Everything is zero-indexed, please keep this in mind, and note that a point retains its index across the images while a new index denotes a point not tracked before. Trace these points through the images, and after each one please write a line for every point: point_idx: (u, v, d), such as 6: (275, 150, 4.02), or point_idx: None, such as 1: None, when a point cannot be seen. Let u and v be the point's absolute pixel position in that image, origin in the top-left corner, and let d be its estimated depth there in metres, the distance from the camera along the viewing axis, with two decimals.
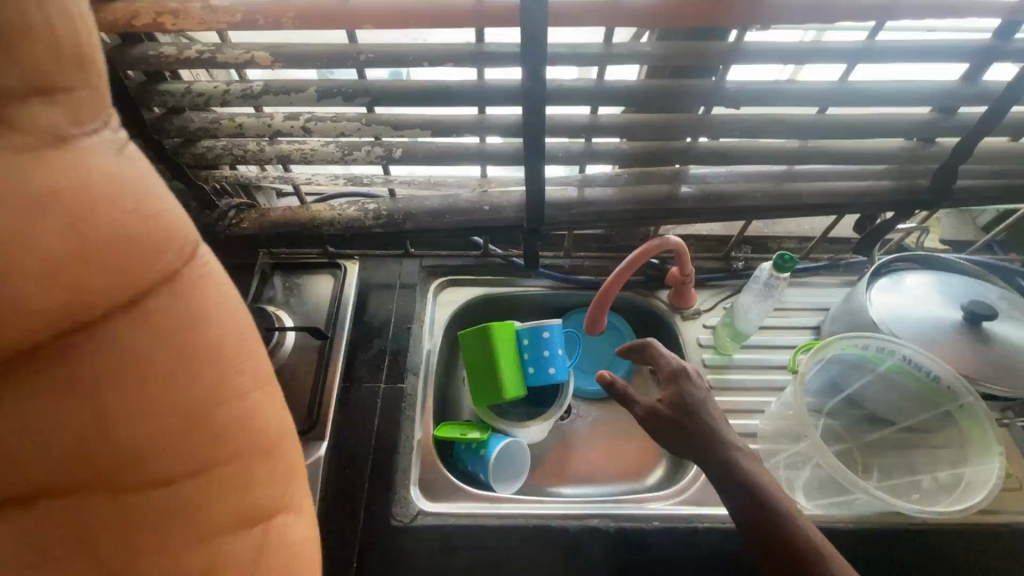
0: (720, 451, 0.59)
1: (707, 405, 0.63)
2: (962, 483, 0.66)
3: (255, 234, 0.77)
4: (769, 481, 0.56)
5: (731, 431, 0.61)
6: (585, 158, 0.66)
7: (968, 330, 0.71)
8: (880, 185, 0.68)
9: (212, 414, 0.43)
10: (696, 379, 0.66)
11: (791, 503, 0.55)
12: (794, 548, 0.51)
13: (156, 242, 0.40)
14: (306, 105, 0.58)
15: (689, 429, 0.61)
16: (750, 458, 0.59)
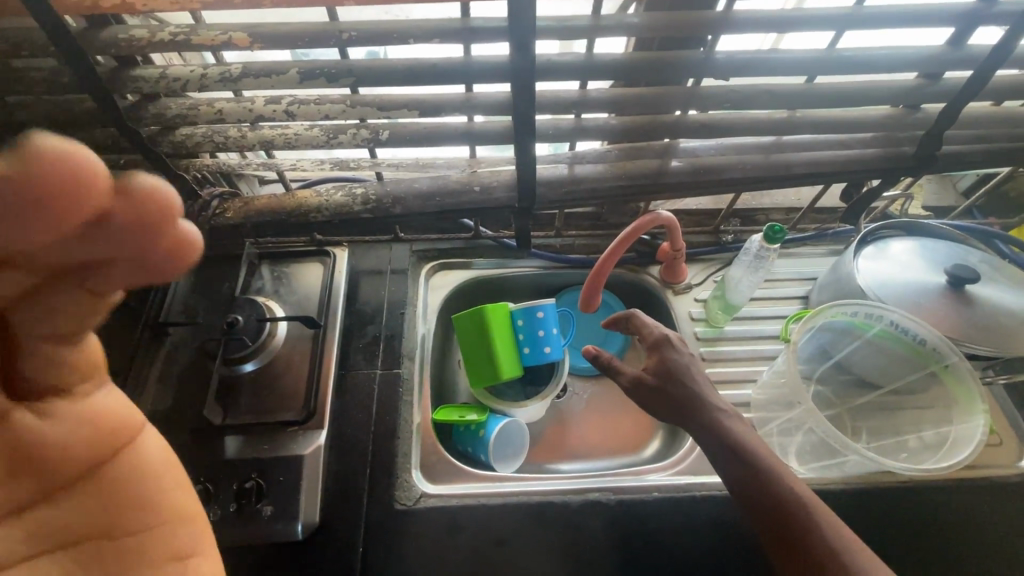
0: (704, 414, 0.61)
1: (690, 370, 0.65)
2: (947, 441, 0.68)
3: (239, 223, 0.75)
4: (753, 439, 0.59)
5: (715, 394, 0.63)
6: (575, 134, 0.65)
7: (951, 293, 0.73)
8: (868, 153, 0.68)
9: (172, 479, 0.53)
10: (680, 345, 0.68)
11: (778, 461, 0.57)
12: (782, 502, 0.53)
13: (128, 421, 0.52)
14: (288, 88, 0.56)
15: (674, 395, 0.63)
16: (735, 420, 0.61)
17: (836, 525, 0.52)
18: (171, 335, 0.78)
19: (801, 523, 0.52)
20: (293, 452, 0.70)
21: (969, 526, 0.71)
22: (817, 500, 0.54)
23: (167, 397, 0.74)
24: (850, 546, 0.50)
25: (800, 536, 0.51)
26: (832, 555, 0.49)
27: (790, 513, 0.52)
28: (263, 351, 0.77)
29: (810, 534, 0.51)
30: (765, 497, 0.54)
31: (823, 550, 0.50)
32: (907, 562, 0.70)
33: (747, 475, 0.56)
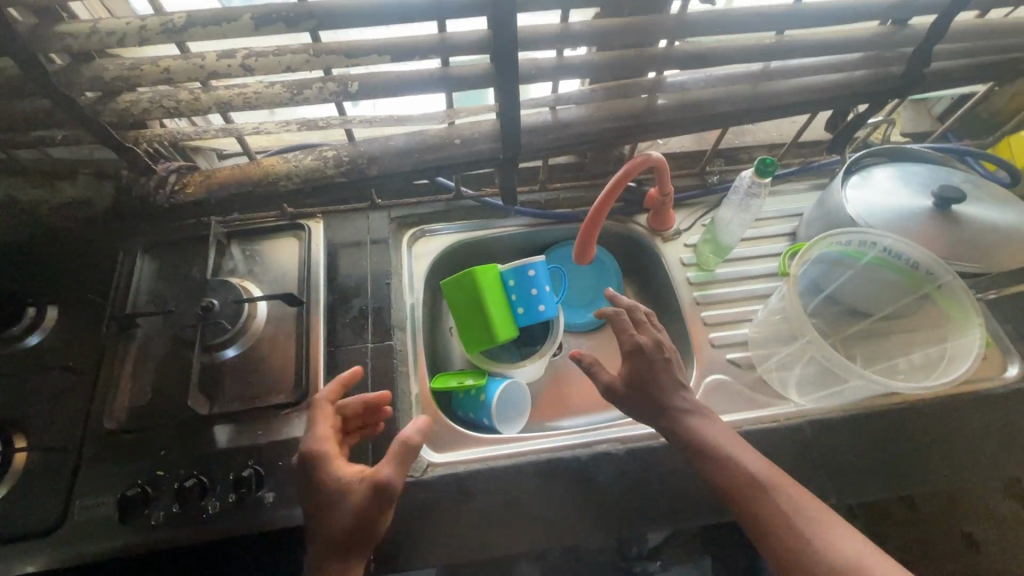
0: (672, 422, 0.63)
1: (662, 376, 0.65)
2: (944, 357, 0.69)
3: (202, 199, 0.69)
4: (719, 436, 0.61)
5: (682, 396, 0.64)
6: (559, 73, 0.61)
7: (939, 215, 0.73)
8: (855, 76, 0.67)
9: None
10: (654, 350, 0.66)
11: (741, 448, 0.60)
12: (751, 493, 0.57)
13: None
14: (242, 37, 0.50)
15: (647, 402, 0.64)
16: (699, 418, 0.63)
17: (803, 507, 0.55)
18: (140, 327, 0.72)
19: (771, 512, 0.56)
20: (290, 436, 0.67)
21: (961, 438, 0.74)
22: (785, 486, 0.57)
23: (145, 392, 0.69)
24: (817, 527, 0.54)
25: (772, 524, 0.55)
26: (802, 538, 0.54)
27: (760, 503, 0.56)
28: (243, 335, 0.73)
29: (778, 520, 0.55)
30: (735, 493, 0.58)
31: (793, 535, 0.54)
32: (905, 478, 0.72)
33: (717, 474, 0.59)
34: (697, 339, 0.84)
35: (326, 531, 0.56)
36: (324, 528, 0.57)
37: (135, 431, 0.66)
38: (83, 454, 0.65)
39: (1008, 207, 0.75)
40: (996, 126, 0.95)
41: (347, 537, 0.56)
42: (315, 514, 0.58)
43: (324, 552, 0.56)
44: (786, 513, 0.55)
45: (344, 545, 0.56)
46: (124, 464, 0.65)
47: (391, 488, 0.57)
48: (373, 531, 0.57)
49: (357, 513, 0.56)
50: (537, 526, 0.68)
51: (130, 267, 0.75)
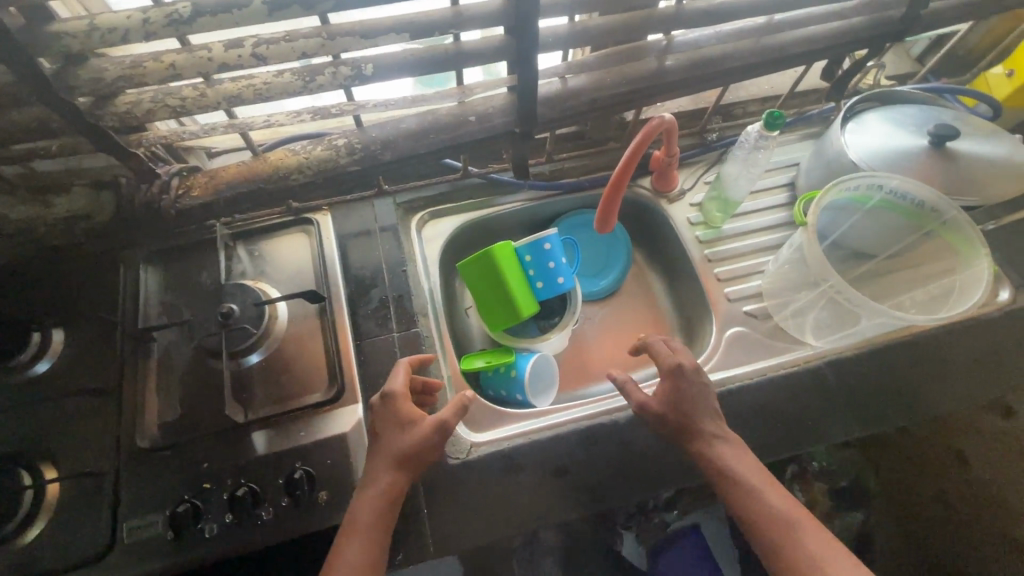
0: (701, 444, 0.66)
1: (698, 401, 0.68)
2: (955, 288, 0.73)
3: (210, 200, 0.66)
4: (742, 467, 0.64)
5: (714, 420, 0.68)
6: (573, 40, 0.59)
7: (934, 153, 0.76)
8: (855, 23, 0.68)
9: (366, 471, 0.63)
10: (694, 374, 0.69)
11: (766, 483, 0.63)
12: (763, 525, 0.61)
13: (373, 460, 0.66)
14: (255, 23, 0.47)
15: (679, 423, 0.67)
16: (726, 447, 0.66)
17: (813, 551, 0.58)
18: (157, 341, 0.70)
19: (779, 540, 0.59)
20: (331, 433, 0.66)
21: (962, 363, 0.79)
22: (805, 522, 0.60)
23: (175, 406, 0.67)
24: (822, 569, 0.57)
25: (776, 557, 0.59)
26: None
27: (772, 532, 0.60)
28: (268, 338, 0.71)
29: (784, 550, 0.59)
30: (757, 520, 0.61)
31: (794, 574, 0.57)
32: (916, 405, 0.77)
33: (733, 500, 0.63)
34: (712, 295, 0.86)
35: (391, 446, 0.62)
36: (392, 446, 0.62)
37: (171, 447, 0.65)
38: (121, 476, 0.63)
39: (999, 137, 0.77)
40: (972, 63, 0.98)
41: (407, 456, 0.62)
42: (382, 431, 0.64)
43: (383, 467, 0.61)
44: (792, 553, 0.58)
45: (402, 462, 0.62)
46: (166, 481, 0.63)
47: (451, 424, 0.64)
48: (429, 458, 0.63)
49: (423, 439, 0.63)
50: (585, 492, 0.70)
51: (135, 281, 0.72)
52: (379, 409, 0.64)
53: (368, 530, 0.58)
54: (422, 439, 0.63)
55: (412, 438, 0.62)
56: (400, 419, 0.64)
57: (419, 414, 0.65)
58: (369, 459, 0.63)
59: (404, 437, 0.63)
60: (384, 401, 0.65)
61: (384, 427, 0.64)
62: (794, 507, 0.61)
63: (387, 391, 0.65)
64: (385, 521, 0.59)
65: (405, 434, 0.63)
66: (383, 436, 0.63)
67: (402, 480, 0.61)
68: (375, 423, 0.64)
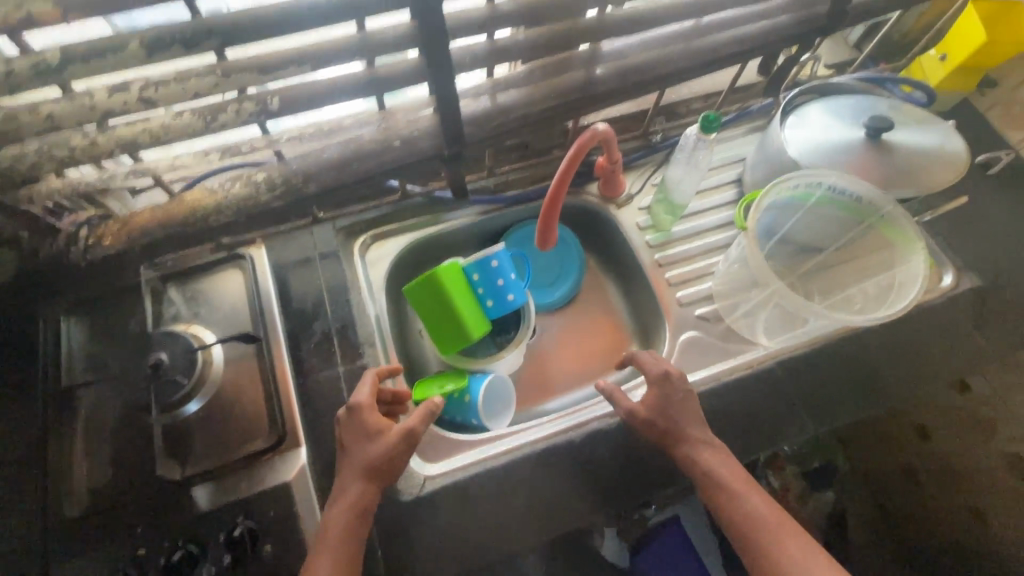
0: (687, 448, 0.67)
1: (685, 407, 0.69)
2: (893, 287, 0.72)
3: (124, 249, 0.62)
4: (727, 472, 0.65)
5: (698, 425, 0.69)
6: (494, 58, 0.56)
7: (870, 145, 0.76)
8: (783, 22, 0.67)
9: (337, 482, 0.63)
10: (680, 380, 0.70)
11: (750, 487, 0.64)
12: (752, 531, 0.61)
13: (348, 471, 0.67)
14: (134, 67, 0.43)
15: (665, 430, 0.68)
16: (711, 452, 0.67)
17: (800, 551, 0.59)
18: (82, 398, 0.66)
19: (763, 543, 0.60)
20: (274, 482, 0.64)
21: (911, 351, 0.80)
22: (786, 525, 0.61)
23: (105, 468, 0.64)
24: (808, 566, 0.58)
25: (765, 562, 0.59)
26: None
27: (756, 535, 0.61)
28: (203, 386, 0.67)
29: (767, 553, 0.60)
30: (741, 524, 0.62)
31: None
32: (869, 397, 0.77)
33: (721, 505, 0.64)
34: (664, 300, 0.86)
35: (358, 458, 0.62)
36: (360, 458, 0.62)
37: (103, 512, 0.62)
38: (52, 547, 0.60)
39: (932, 126, 0.78)
40: (908, 47, 0.98)
41: (373, 466, 0.62)
42: (350, 443, 0.64)
43: (352, 479, 0.62)
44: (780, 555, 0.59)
45: (369, 472, 0.62)
46: (101, 548, 0.61)
47: (418, 432, 0.64)
48: (398, 466, 0.63)
49: (389, 449, 0.63)
50: (543, 516, 0.69)
51: (54, 334, 0.68)
52: (345, 422, 0.65)
53: (340, 543, 0.59)
54: (388, 448, 0.63)
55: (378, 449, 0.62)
56: (365, 431, 0.64)
57: (385, 424, 0.65)
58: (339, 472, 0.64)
59: (370, 448, 0.63)
60: (351, 414, 0.65)
61: (352, 438, 0.64)
62: (776, 510, 0.63)
63: (352, 404, 0.66)
64: (356, 531, 0.59)
65: (371, 445, 0.63)
66: (352, 448, 0.64)
67: (371, 490, 0.62)
68: (344, 436, 0.65)
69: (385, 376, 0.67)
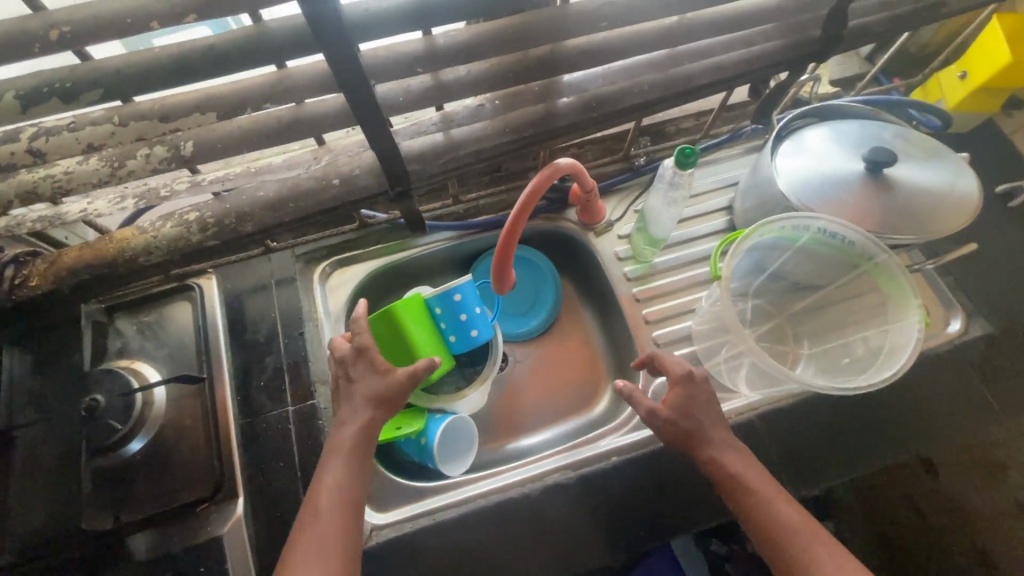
0: (711, 450, 0.61)
1: (706, 408, 0.63)
2: (883, 349, 0.65)
3: (52, 289, 0.59)
4: (751, 474, 0.60)
5: (722, 428, 0.63)
6: (434, 97, 0.51)
7: (869, 181, 0.68)
8: (769, 47, 0.60)
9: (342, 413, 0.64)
10: (703, 381, 0.65)
11: (778, 492, 0.59)
12: (781, 538, 0.56)
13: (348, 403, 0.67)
14: (12, 120, 0.40)
15: (687, 431, 0.62)
16: (734, 453, 0.61)
17: (833, 557, 0.55)
18: (20, 438, 0.64)
19: (796, 551, 0.55)
20: (210, 534, 0.62)
21: (914, 408, 0.72)
22: (817, 532, 0.56)
23: (37, 512, 0.61)
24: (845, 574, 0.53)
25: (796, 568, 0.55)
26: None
27: (785, 543, 0.56)
28: (145, 424, 0.65)
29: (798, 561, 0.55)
30: (767, 529, 0.57)
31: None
32: (860, 457, 0.71)
33: (746, 505, 0.58)
34: (640, 339, 0.80)
35: (367, 388, 0.63)
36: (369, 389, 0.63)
37: (34, 560, 0.60)
38: None
39: (940, 162, 0.70)
40: (926, 61, 0.89)
41: (387, 396, 0.63)
42: (356, 376, 0.64)
43: (361, 405, 0.63)
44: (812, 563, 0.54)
45: (380, 402, 0.63)
46: None
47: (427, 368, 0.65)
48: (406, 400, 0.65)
49: (399, 382, 0.64)
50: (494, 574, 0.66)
51: None
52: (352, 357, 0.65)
53: (342, 502, 0.57)
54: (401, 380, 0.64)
55: (388, 382, 0.63)
56: (374, 366, 0.64)
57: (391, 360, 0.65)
58: (345, 400, 0.64)
59: (380, 380, 0.64)
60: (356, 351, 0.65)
61: (358, 372, 0.65)
62: (803, 516, 0.58)
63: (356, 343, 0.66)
64: (365, 456, 0.60)
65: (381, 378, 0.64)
66: (360, 380, 0.64)
67: (380, 419, 0.63)
68: (349, 370, 0.65)
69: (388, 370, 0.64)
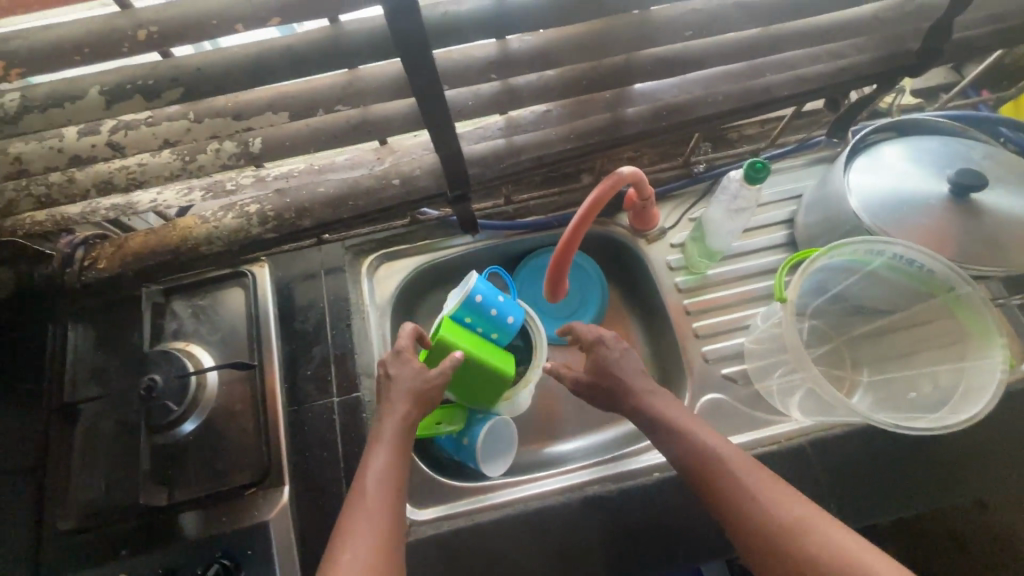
0: (632, 399, 0.63)
1: (624, 363, 0.66)
2: (958, 389, 0.60)
3: (117, 273, 0.62)
4: (682, 419, 0.60)
5: (641, 375, 0.65)
6: (502, 102, 0.49)
7: (954, 205, 0.64)
8: (859, 60, 0.56)
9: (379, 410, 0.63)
10: (614, 340, 0.68)
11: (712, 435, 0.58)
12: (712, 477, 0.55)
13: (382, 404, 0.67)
14: (96, 116, 0.40)
15: (608, 389, 0.65)
16: (661, 400, 0.62)
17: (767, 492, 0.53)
18: (82, 412, 0.66)
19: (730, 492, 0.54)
20: (256, 518, 0.64)
21: (981, 448, 0.68)
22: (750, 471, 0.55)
23: (97, 483, 0.64)
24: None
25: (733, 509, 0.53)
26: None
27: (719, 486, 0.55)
28: (197, 406, 0.66)
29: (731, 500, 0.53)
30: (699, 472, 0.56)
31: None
32: (919, 495, 0.67)
33: (682, 451, 0.58)
34: (689, 353, 0.78)
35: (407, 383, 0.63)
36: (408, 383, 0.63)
37: (93, 529, 0.63)
38: (43, 557, 0.62)
39: None
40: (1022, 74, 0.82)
41: (423, 391, 0.63)
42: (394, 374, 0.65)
43: (401, 398, 0.62)
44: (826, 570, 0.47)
45: (419, 396, 0.63)
46: (87, 563, 0.62)
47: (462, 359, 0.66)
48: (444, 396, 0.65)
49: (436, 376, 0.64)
50: None
51: (61, 340, 0.68)
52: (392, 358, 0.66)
53: (387, 482, 0.56)
54: (437, 375, 0.65)
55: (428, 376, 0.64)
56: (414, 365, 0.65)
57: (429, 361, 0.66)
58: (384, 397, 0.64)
59: (418, 376, 0.64)
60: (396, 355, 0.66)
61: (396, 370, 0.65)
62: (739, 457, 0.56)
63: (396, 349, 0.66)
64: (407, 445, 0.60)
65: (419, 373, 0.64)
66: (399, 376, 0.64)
67: (418, 413, 0.62)
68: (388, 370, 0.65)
69: (427, 371, 0.64)
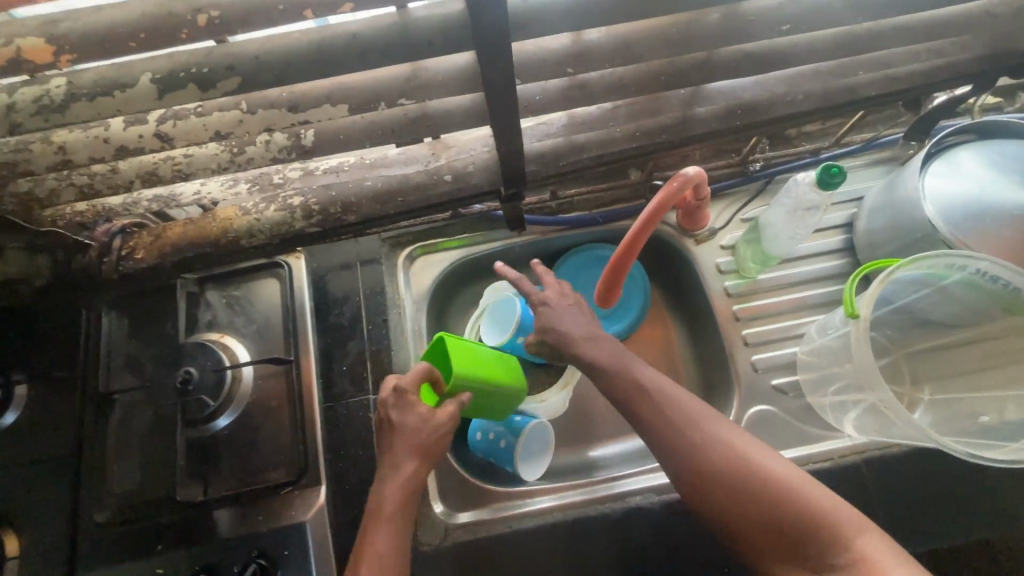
0: (573, 347, 0.62)
1: (568, 314, 0.64)
2: None
3: (156, 264, 0.58)
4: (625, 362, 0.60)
5: (584, 324, 0.64)
6: (571, 98, 0.45)
7: None
8: (956, 60, 0.51)
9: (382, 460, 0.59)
10: (561, 297, 0.66)
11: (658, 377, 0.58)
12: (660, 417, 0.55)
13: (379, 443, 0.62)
14: (147, 105, 0.37)
15: (554, 343, 0.63)
16: (600, 346, 0.62)
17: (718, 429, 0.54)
18: (117, 403, 0.65)
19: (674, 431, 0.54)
20: (292, 518, 0.62)
21: None
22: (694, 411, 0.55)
23: (133, 476, 0.63)
24: (796, 497, 0.48)
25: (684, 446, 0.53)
26: (776, 519, 0.48)
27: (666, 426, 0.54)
28: (232, 401, 0.65)
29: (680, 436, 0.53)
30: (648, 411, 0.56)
31: (769, 519, 0.49)
32: (979, 521, 0.64)
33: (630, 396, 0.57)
34: (736, 361, 0.74)
35: (412, 441, 0.59)
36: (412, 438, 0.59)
37: (128, 522, 0.62)
38: (79, 548, 0.62)
39: None
40: None
41: (430, 447, 0.59)
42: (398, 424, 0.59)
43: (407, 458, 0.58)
44: (752, 489, 0.50)
45: (426, 451, 0.59)
46: (123, 556, 0.62)
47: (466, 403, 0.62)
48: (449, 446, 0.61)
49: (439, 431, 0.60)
50: None
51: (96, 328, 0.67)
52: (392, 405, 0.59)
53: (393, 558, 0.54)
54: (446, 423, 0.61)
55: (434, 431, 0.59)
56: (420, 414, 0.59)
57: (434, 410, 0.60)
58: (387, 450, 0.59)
59: (425, 430, 0.59)
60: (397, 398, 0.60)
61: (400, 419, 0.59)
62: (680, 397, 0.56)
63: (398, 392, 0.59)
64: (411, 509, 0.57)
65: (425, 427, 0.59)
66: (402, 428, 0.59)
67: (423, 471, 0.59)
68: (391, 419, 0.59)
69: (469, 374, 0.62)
